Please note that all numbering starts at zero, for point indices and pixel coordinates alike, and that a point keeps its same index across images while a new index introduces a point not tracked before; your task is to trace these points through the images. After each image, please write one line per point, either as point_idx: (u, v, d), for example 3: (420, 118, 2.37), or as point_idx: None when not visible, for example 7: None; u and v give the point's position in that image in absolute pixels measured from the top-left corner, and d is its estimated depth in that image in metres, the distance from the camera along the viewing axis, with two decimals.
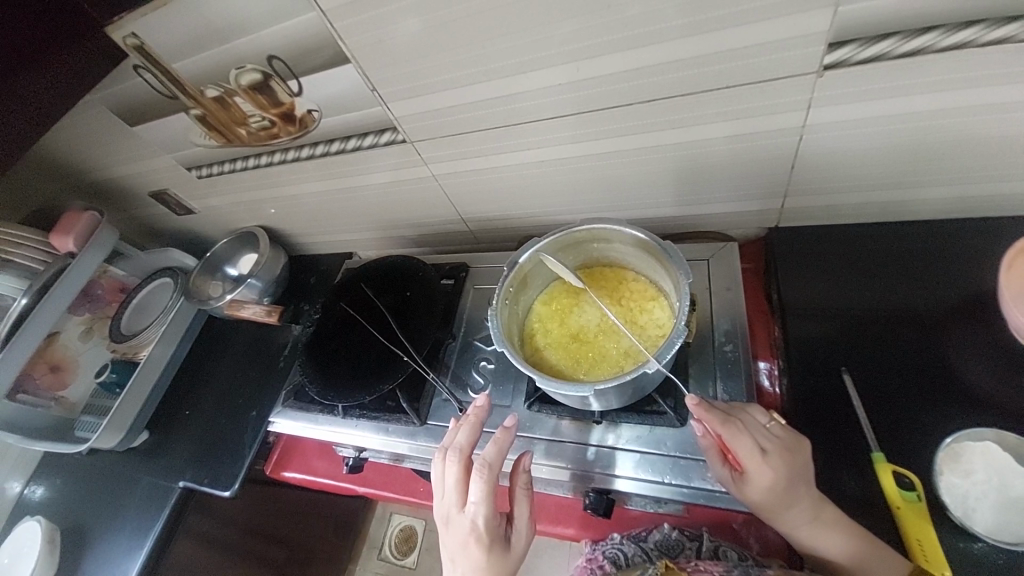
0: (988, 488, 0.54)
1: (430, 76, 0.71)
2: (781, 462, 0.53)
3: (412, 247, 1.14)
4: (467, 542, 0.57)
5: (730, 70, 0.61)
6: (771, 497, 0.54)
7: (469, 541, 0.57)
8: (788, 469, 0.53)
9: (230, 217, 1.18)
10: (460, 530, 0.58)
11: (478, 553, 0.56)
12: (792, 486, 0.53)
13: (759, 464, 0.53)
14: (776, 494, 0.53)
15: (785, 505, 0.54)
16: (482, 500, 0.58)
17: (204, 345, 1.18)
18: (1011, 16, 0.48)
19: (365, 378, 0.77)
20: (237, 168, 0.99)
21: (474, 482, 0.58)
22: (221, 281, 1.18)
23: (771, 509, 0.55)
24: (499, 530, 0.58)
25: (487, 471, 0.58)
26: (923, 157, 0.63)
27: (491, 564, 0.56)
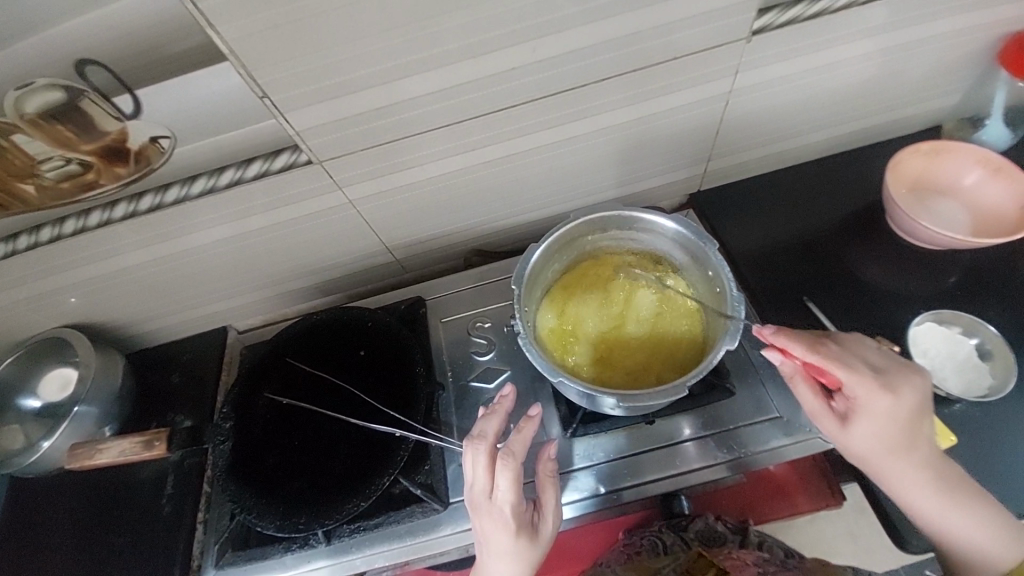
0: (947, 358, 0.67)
1: (345, 73, 0.56)
2: (893, 389, 0.52)
3: (318, 300, 0.90)
4: (494, 531, 0.52)
5: (676, 42, 0.62)
6: (885, 425, 0.53)
7: (497, 529, 0.51)
8: (899, 394, 0.52)
9: (11, 325, 0.78)
10: (486, 520, 0.52)
11: (504, 541, 0.51)
12: (900, 413, 0.52)
13: (872, 391, 0.52)
14: (891, 421, 0.52)
15: (898, 432, 0.53)
16: (511, 490, 0.51)
17: (8, 527, 0.75)
18: None
19: (349, 478, 0.59)
20: (21, 249, 0.66)
21: (503, 474, 0.51)
22: (17, 420, 0.78)
23: (885, 444, 0.53)
24: (526, 517, 0.53)
25: (514, 462, 0.52)
26: (809, 106, 0.76)
27: (520, 553, 0.52)
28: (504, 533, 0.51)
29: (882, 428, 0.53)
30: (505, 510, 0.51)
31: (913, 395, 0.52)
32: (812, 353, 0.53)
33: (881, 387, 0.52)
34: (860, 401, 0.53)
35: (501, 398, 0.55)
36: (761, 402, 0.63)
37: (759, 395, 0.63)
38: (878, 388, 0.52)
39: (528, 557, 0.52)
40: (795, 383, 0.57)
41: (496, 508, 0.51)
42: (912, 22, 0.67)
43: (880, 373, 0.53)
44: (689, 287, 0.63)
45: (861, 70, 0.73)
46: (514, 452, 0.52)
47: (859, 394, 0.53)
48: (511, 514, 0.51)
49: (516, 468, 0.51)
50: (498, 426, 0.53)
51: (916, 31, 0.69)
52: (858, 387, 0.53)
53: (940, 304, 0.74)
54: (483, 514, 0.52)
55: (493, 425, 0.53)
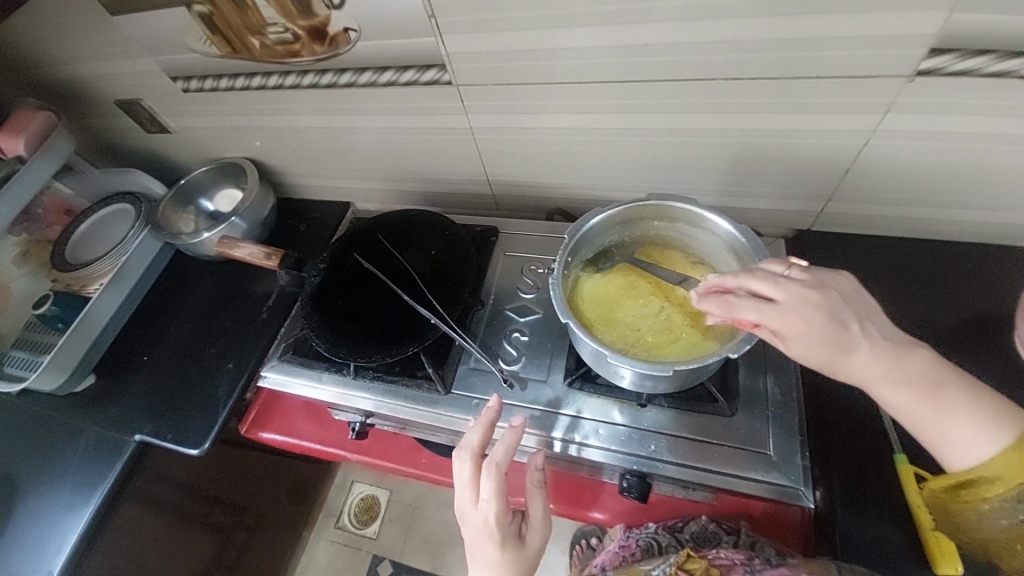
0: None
1: (501, 11, 0.64)
2: (807, 308, 0.51)
3: (421, 205, 1.03)
4: (481, 538, 0.58)
5: (824, 61, 0.60)
6: (822, 343, 0.51)
7: (483, 536, 0.58)
8: (814, 298, 0.51)
9: (217, 145, 1.04)
10: (474, 528, 0.58)
11: (492, 547, 0.58)
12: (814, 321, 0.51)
13: (788, 320, 0.51)
14: (823, 338, 0.51)
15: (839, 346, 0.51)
16: (492, 498, 0.57)
17: (170, 284, 1.03)
18: None
19: (386, 338, 0.72)
20: (236, 86, 0.86)
21: (485, 483, 0.57)
22: (194, 215, 1.05)
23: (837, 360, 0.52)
24: (511, 526, 0.59)
25: (495, 472, 0.58)
26: (970, 175, 0.67)
27: (505, 561, 0.57)
28: (490, 540, 0.58)
29: (818, 340, 0.51)
30: (489, 518, 0.57)
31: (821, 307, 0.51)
32: (720, 304, 0.52)
33: (790, 310, 0.51)
34: (791, 314, 0.51)
35: (487, 410, 0.62)
36: (757, 434, 0.64)
37: (757, 426, 0.65)
38: (793, 312, 0.51)
39: (515, 562, 0.58)
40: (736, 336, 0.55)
41: (479, 515, 0.58)
42: None
43: (789, 295, 0.52)
44: None
45: None
46: (497, 461, 0.58)
47: (787, 307, 0.51)
48: (494, 522, 0.58)
49: (498, 475, 0.57)
50: (481, 439, 0.60)
51: None
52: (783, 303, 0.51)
53: None
54: (470, 522, 0.59)
55: (476, 436, 0.60)
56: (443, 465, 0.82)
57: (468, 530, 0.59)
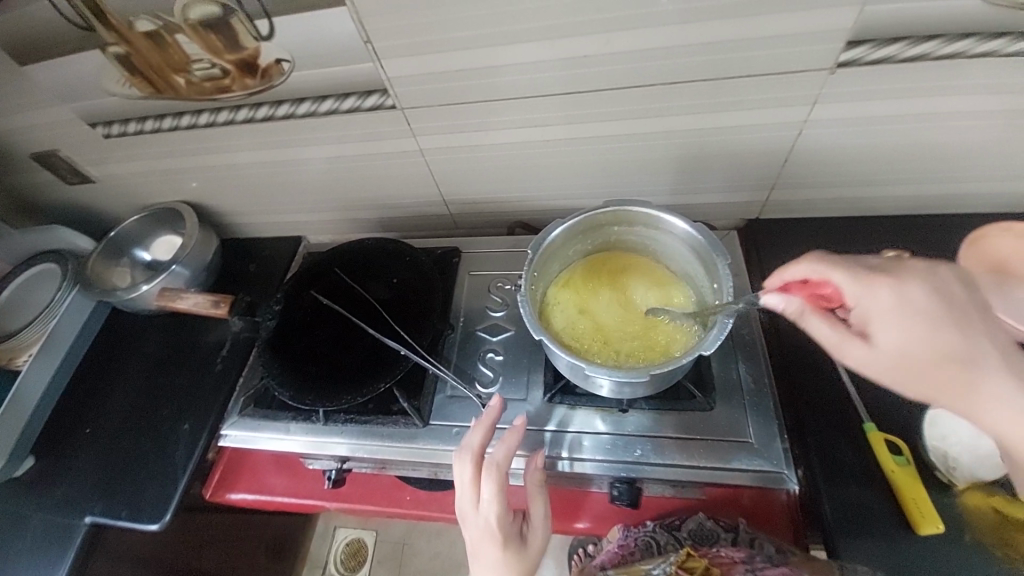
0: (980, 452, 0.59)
1: (440, 32, 0.63)
2: (901, 284, 0.46)
3: (377, 232, 1.01)
4: (482, 540, 0.56)
5: (753, 60, 0.63)
6: (915, 330, 0.44)
7: (487, 539, 0.56)
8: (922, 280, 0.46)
9: (149, 191, 0.97)
10: (475, 530, 0.57)
11: (493, 550, 0.56)
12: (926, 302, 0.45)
13: (874, 288, 0.47)
14: (920, 323, 0.44)
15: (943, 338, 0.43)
16: (495, 498, 0.56)
17: (109, 345, 0.95)
18: (965, 34, 0.57)
19: (354, 376, 0.69)
20: (163, 128, 0.81)
21: (489, 482, 0.56)
22: (130, 266, 0.98)
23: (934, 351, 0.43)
24: (513, 528, 0.58)
25: (498, 471, 0.57)
26: (894, 155, 0.72)
27: (509, 562, 0.56)
28: (494, 542, 0.56)
29: (921, 323, 0.44)
30: (490, 519, 0.56)
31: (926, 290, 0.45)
32: (806, 266, 0.54)
33: (874, 279, 0.48)
34: (879, 300, 0.47)
35: (486, 410, 0.61)
36: (737, 423, 0.65)
37: (736, 416, 0.66)
38: (880, 280, 0.47)
39: (517, 565, 0.56)
40: (805, 318, 0.51)
41: (480, 517, 0.56)
42: None
43: (881, 270, 0.48)
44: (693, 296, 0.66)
45: (961, 130, 0.67)
46: (499, 460, 0.57)
47: (878, 292, 0.47)
48: (496, 524, 0.56)
49: (499, 476, 0.56)
50: (482, 440, 0.59)
51: None
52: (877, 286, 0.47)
53: None
54: (470, 524, 0.57)
55: (477, 437, 0.59)
56: (429, 499, 0.79)
57: (469, 532, 0.57)
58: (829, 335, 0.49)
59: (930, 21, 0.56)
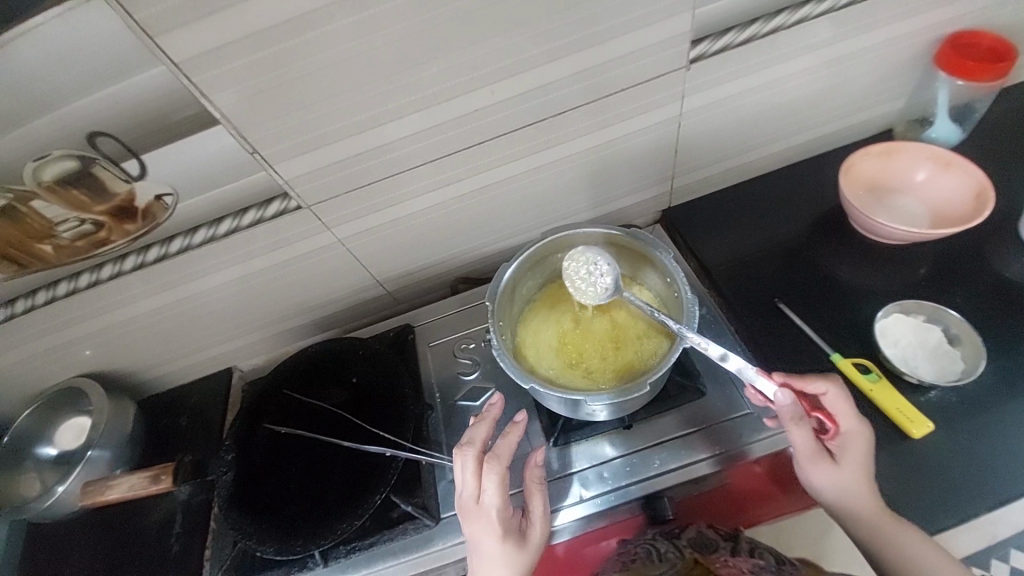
0: (919, 344, 0.69)
1: (327, 125, 0.62)
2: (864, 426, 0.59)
3: (316, 336, 0.94)
4: (483, 535, 0.53)
5: (622, 75, 0.69)
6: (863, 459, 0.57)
7: (488, 532, 0.53)
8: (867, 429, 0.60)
9: (34, 379, 0.83)
10: (475, 525, 0.53)
11: (494, 545, 0.53)
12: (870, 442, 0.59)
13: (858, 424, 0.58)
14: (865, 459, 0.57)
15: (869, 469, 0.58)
16: (497, 489, 0.54)
17: (29, 575, 0.77)
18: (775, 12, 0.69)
19: (344, 499, 0.62)
20: (38, 303, 0.72)
21: (489, 473, 0.54)
22: (36, 469, 0.82)
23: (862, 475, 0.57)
24: (513, 523, 0.55)
25: (500, 464, 0.55)
26: (759, 121, 0.82)
27: (510, 561, 0.52)
28: (495, 534, 0.53)
29: (864, 461, 0.57)
30: (492, 512, 0.53)
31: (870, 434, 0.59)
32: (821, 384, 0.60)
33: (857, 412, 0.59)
34: (852, 438, 0.58)
35: (490, 407, 0.59)
36: (732, 399, 0.67)
37: (729, 392, 0.67)
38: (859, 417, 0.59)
39: (519, 563, 0.53)
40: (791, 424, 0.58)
41: (483, 511, 0.53)
42: (842, 38, 0.73)
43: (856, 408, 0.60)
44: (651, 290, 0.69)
45: (800, 88, 0.78)
46: (500, 453, 0.55)
47: (851, 430, 0.58)
48: (499, 518, 0.53)
49: (503, 468, 0.54)
50: (486, 433, 0.57)
51: (849, 45, 0.75)
52: (847, 423, 0.58)
53: (909, 294, 0.76)
54: (471, 522, 0.54)
55: (481, 431, 0.57)
56: None
57: (468, 527, 0.54)
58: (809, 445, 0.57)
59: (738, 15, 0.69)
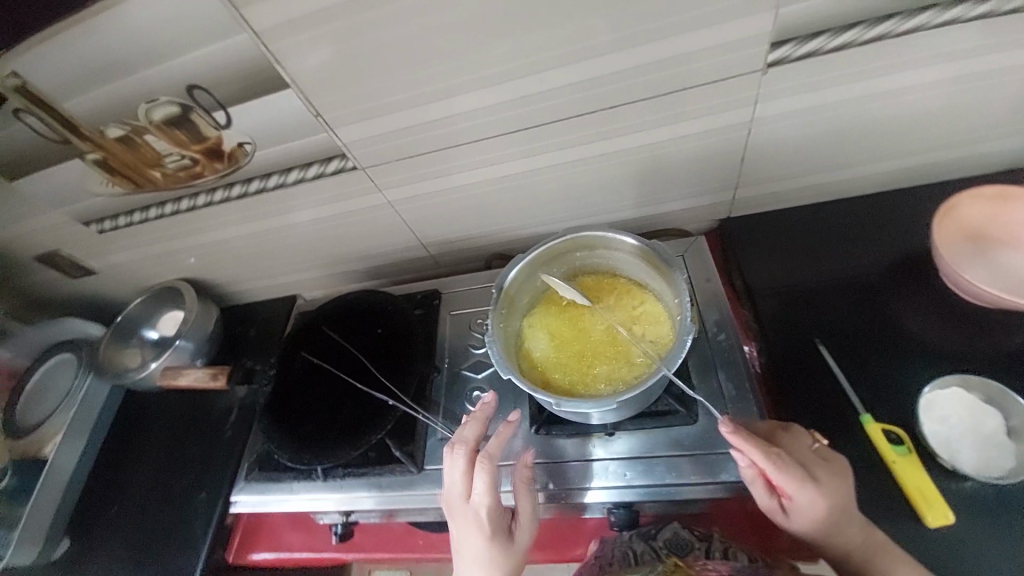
0: (970, 428, 0.60)
1: (381, 96, 0.66)
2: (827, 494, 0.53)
3: (365, 281, 1.04)
4: (470, 533, 0.56)
5: (685, 73, 0.64)
6: (824, 524, 0.53)
7: (473, 529, 0.55)
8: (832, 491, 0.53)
9: (146, 275, 1.02)
10: (463, 523, 0.56)
11: (479, 542, 0.55)
12: (835, 507, 0.53)
13: (810, 494, 0.52)
14: (829, 522, 0.53)
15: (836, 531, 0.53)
16: (485, 488, 0.56)
17: (127, 425, 0.99)
18: (883, 17, 0.58)
19: (348, 430, 0.71)
20: (149, 217, 0.86)
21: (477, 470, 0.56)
22: (138, 347, 1.02)
23: (825, 535, 0.54)
24: (501, 523, 0.56)
25: (489, 462, 0.57)
26: (848, 138, 0.72)
27: (493, 559, 0.54)
28: (481, 532, 0.55)
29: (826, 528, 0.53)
30: (479, 509, 0.56)
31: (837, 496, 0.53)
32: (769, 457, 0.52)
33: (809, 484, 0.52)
34: (805, 508, 0.53)
35: (482, 405, 0.63)
36: (724, 433, 0.64)
37: None
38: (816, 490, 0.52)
39: (503, 563, 0.54)
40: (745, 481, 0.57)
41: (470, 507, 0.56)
42: (978, 52, 0.60)
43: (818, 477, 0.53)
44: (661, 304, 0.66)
45: (907, 107, 0.67)
46: (490, 451, 0.58)
47: (802, 502, 0.53)
48: (485, 516, 0.56)
49: (491, 467, 0.57)
50: (477, 430, 0.61)
51: (986, 61, 0.61)
52: (796, 497, 0.53)
53: (985, 368, 0.65)
54: (460, 517, 0.57)
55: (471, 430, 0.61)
56: (441, 541, 0.79)
57: (456, 524, 0.57)
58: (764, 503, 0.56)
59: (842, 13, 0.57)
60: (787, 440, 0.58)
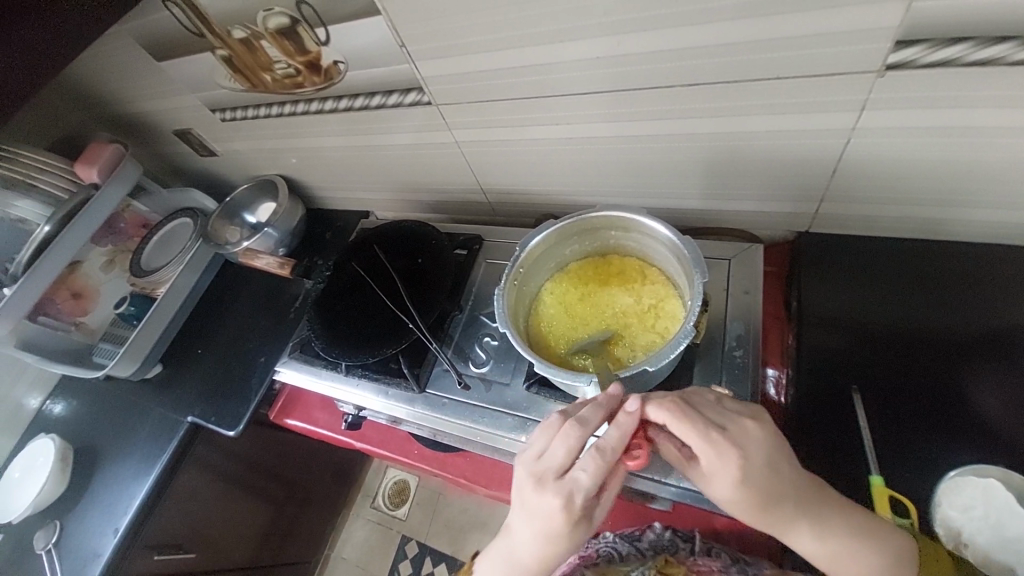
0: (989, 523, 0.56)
1: (460, 36, 0.67)
2: (737, 452, 0.49)
3: (429, 213, 1.10)
4: (556, 510, 0.50)
5: (784, 61, 0.56)
6: (744, 488, 0.49)
7: (562, 510, 0.50)
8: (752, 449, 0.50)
9: (254, 164, 1.18)
10: (550, 499, 0.50)
11: (558, 523, 0.50)
12: (755, 464, 0.49)
13: (713, 451, 0.50)
14: (746, 487, 0.49)
15: (759, 498, 0.50)
16: (595, 477, 0.50)
17: (220, 288, 1.21)
18: None
19: (371, 340, 0.80)
20: (259, 115, 0.98)
21: (597, 460, 0.50)
22: (238, 226, 1.19)
23: (747, 503, 0.50)
24: (586, 510, 0.52)
25: (609, 455, 0.51)
26: (976, 172, 0.60)
27: (561, 536, 0.51)
28: (567, 515, 0.50)
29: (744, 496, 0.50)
30: (577, 495, 0.50)
31: (754, 453, 0.50)
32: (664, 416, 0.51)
33: (712, 440, 0.50)
34: (716, 467, 0.50)
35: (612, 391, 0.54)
36: None
37: None
38: (720, 446, 0.50)
39: (567, 541, 0.51)
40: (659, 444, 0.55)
41: (571, 488, 0.50)
42: None
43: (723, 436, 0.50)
44: (677, 302, 0.66)
45: None
46: (617, 444, 0.51)
47: (711, 459, 0.50)
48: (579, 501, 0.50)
49: (610, 460, 0.50)
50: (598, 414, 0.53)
51: None
52: (703, 455, 0.50)
53: None
54: (548, 494, 0.50)
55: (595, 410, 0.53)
56: (433, 457, 0.89)
57: (540, 497, 0.51)
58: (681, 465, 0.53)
59: (994, 20, 0.46)
60: (689, 400, 0.54)
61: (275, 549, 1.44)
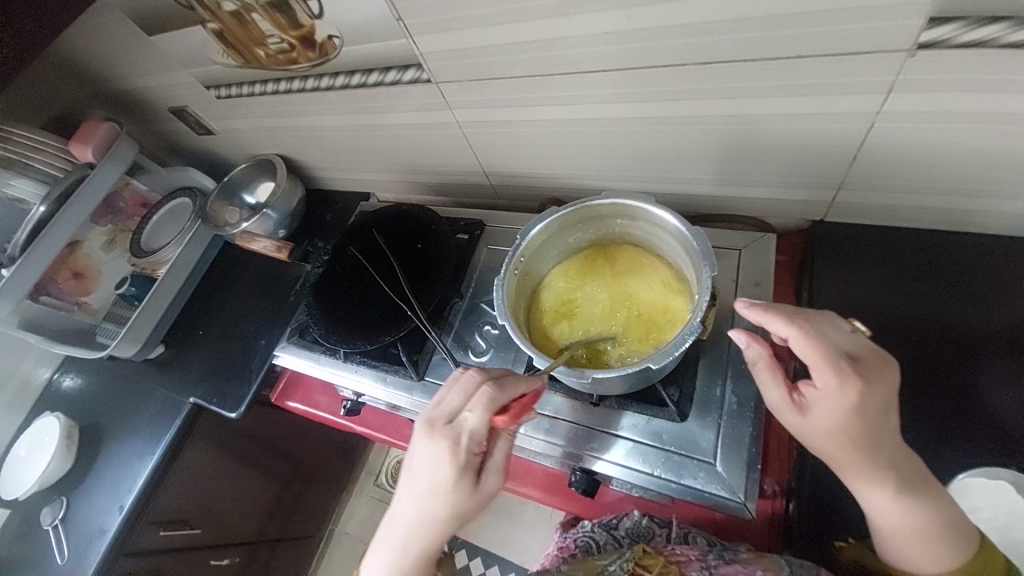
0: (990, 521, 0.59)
1: (460, 10, 0.63)
2: (860, 387, 0.47)
3: (430, 194, 1.08)
4: (443, 454, 0.54)
5: (806, 37, 0.52)
6: (846, 423, 0.48)
7: (448, 453, 0.54)
8: (870, 394, 0.47)
9: (251, 143, 1.15)
10: (438, 443, 0.55)
11: (446, 469, 0.54)
12: (871, 400, 0.47)
13: (834, 381, 0.48)
14: (848, 423, 0.48)
15: (856, 437, 0.48)
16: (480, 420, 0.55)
17: (219, 269, 1.20)
18: None
19: (369, 326, 0.79)
20: (255, 92, 0.95)
21: (481, 404, 0.55)
22: (237, 207, 1.17)
23: (842, 440, 0.49)
24: (476, 461, 0.56)
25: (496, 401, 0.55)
26: (1009, 161, 0.56)
27: (452, 486, 0.54)
28: (452, 461, 0.54)
29: (837, 435, 0.49)
30: (462, 438, 0.55)
31: (877, 394, 0.47)
32: (792, 333, 0.49)
33: (842, 371, 0.47)
34: (825, 397, 0.48)
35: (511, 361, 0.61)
36: (704, 441, 0.63)
37: (715, 439, 0.63)
38: (846, 377, 0.47)
39: (456, 494, 0.55)
40: (757, 369, 0.54)
41: (457, 433, 0.55)
42: None
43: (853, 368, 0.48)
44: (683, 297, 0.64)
45: None
46: (503, 395, 0.56)
47: (825, 388, 0.48)
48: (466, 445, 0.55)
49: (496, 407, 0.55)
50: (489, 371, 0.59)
51: None
52: (823, 379, 0.48)
53: None
54: (435, 441, 0.55)
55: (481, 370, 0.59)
56: None
57: (429, 440, 0.55)
58: (781, 394, 0.52)
59: None
60: (820, 323, 0.51)
61: (280, 525, 1.47)
